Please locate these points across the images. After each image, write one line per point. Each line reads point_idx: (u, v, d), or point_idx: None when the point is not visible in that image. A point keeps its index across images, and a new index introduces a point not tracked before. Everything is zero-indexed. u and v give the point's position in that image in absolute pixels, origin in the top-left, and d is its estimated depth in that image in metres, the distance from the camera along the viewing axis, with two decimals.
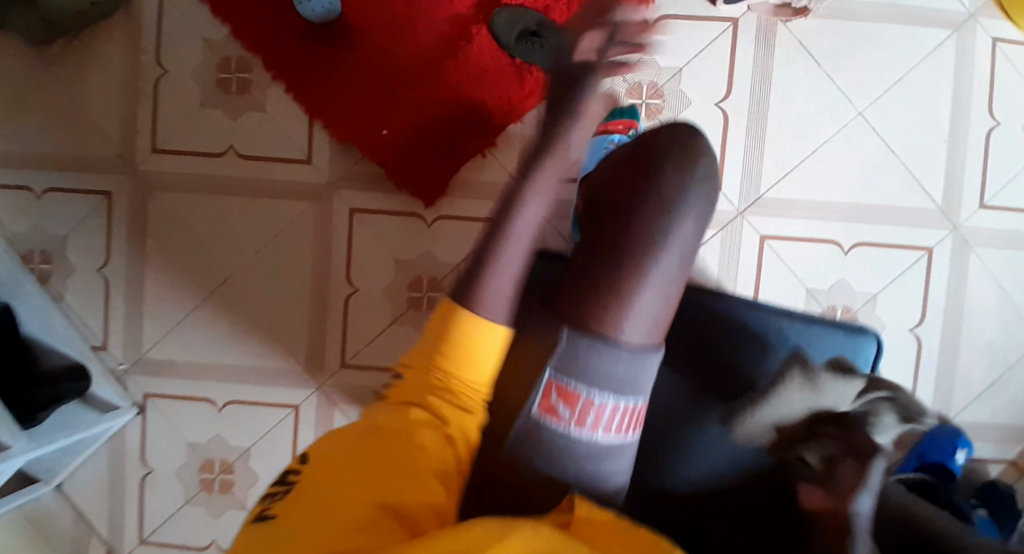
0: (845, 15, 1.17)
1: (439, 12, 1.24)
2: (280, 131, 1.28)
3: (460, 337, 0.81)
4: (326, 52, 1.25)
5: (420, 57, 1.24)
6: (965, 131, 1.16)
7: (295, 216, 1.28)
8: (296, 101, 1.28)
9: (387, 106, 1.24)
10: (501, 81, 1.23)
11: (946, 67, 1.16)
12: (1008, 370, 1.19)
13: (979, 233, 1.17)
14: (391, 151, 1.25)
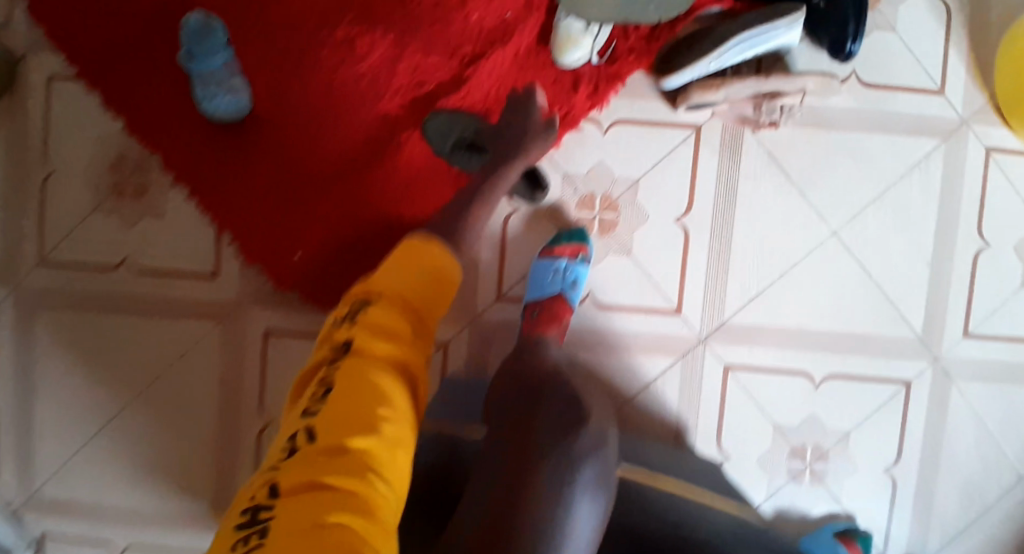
0: (823, 122, 1.04)
1: (364, 111, 1.10)
2: (183, 241, 1.13)
3: (423, 262, 0.86)
4: (234, 153, 1.10)
5: (342, 163, 1.10)
6: (951, 252, 1.05)
7: (202, 338, 1.13)
8: (202, 211, 1.12)
9: (303, 219, 1.10)
10: (432, 192, 1.10)
11: (933, 180, 1.04)
12: (991, 513, 1.08)
13: (962, 365, 1.06)
14: (308, 269, 1.11)
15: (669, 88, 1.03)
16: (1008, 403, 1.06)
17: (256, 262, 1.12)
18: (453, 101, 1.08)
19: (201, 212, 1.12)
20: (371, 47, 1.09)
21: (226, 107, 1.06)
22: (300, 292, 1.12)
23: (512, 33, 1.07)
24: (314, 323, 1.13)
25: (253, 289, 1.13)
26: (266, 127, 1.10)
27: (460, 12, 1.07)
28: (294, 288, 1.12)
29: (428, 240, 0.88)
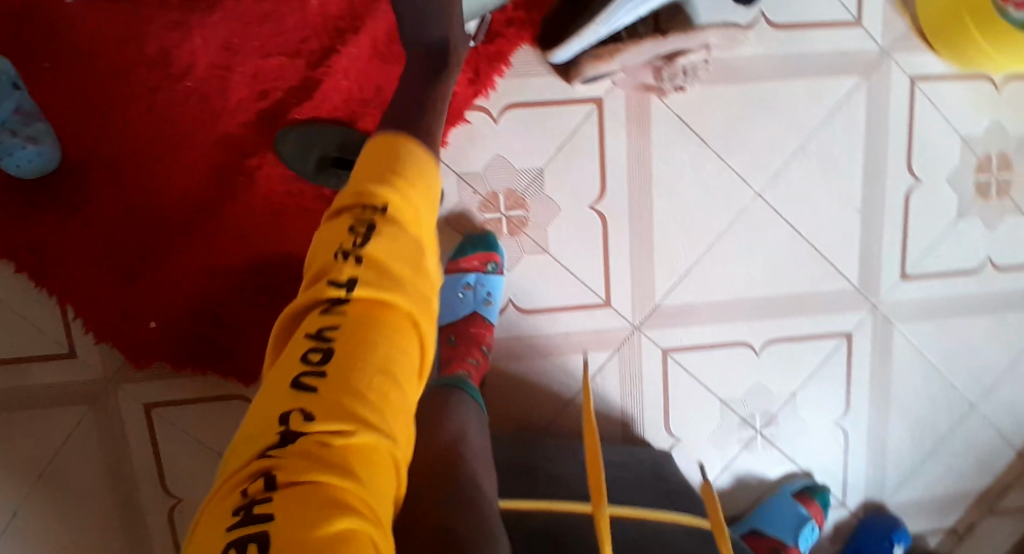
0: (734, 76, 0.94)
1: (205, 137, 0.91)
2: (28, 325, 0.95)
3: (428, 186, 0.64)
4: (55, 212, 0.90)
5: (193, 203, 0.92)
6: (883, 193, 0.98)
7: (79, 424, 0.99)
8: (37, 287, 0.94)
9: (158, 277, 0.93)
10: (305, 222, 0.94)
11: (856, 123, 0.96)
12: (943, 442, 1.07)
13: (902, 308, 1.01)
14: (174, 334, 0.95)
15: (558, 60, 0.88)
16: (951, 335, 1.03)
17: (106, 339, 0.95)
18: (309, 111, 0.91)
19: (37, 288, 0.94)
20: (196, 59, 0.89)
21: (35, 159, 0.87)
22: (166, 360, 0.96)
23: (364, 21, 0.90)
24: (199, 390, 1.00)
25: (121, 362, 0.98)
26: (88, 176, 0.90)
27: (297, 0, 0.89)
28: (157, 361, 0.96)
29: (429, 162, 0.65)
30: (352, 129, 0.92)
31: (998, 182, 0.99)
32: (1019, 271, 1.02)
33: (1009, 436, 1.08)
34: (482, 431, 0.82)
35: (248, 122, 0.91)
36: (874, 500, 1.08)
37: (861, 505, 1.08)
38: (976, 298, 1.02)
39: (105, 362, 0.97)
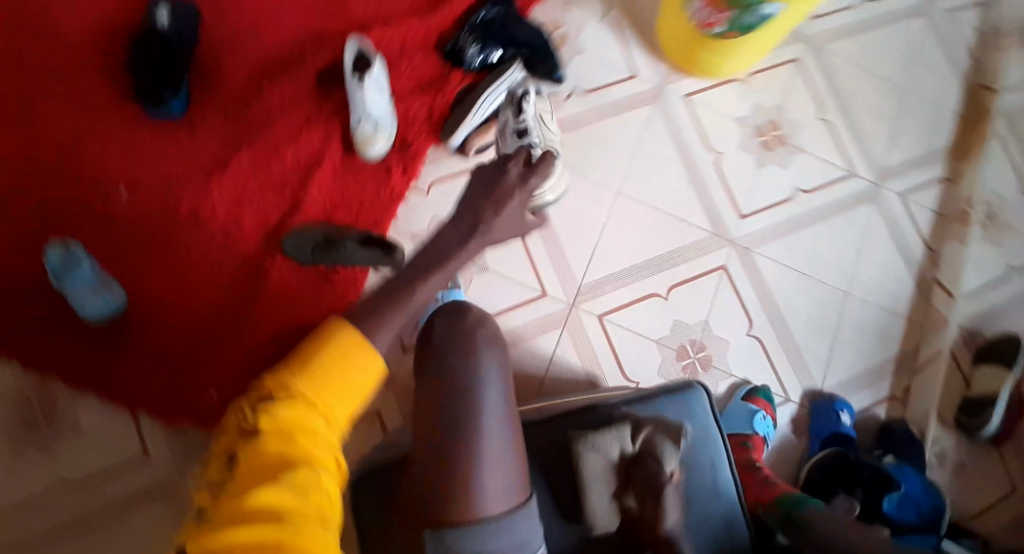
0: (570, 126, 1.36)
1: (226, 261, 1.29)
2: (106, 440, 1.25)
3: (342, 358, 0.75)
4: (123, 343, 1.26)
5: (223, 307, 1.28)
6: (697, 165, 1.36)
7: (153, 512, 1.24)
8: (111, 404, 1.26)
9: (206, 366, 1.26)
10: (312, 292, 1.29)
11: (661, 129, 1.37)
12: (840, 330, 1.34)
13: (753, 238, 1.35)
14: (224, 403, 1.25)
15: (456, 144, 1.33)
16: (801, 248, 1.35)
17: (180, 421, 1.25)
18: (298, 219, 1.30)
19: (112, 404, 1.26)
20: (210, 210, 1.30)
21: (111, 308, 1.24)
22: (224, 425, 1.26)
23: (325, 156, 1.32)
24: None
25: (183, 450, 1.26)
26: (151, 311, 1.27)
27: (269, 156, 1.32)
28: (218, 423, 1.26)
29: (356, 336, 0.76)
30: (328, 224, 1.29)
31: (775, 138, 1.38)
32: (825, 189, 1.37)
33: (891, 309, 1.34)
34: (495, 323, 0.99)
35: (257, 245, 1.30)
36: (812, 389, 1.32)
37: (805, 396, 1.32)
38: (807, 216, 1.36)
39: (169, 451, 1.26)
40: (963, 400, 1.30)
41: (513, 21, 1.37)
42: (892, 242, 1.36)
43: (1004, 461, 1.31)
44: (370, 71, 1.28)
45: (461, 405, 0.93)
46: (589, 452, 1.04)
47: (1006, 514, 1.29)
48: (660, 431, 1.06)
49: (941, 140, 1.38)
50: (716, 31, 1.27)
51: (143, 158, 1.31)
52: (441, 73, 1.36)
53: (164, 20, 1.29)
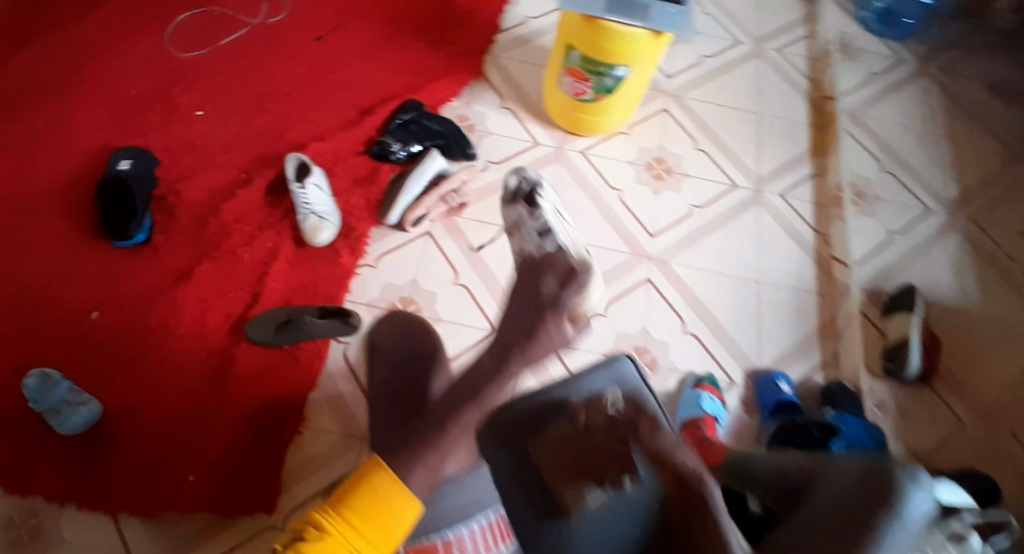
0: (490, 190, 1.56)
1: (197, 357, 1.41)
2: (89, 547, 1.30)
3: (385, 508, 0.92)
4: (103, 448, 1.34)
5: (196, 399, 1.38)
6: (607, 203, 1.56)
7: None
8: (91, 513, 1.31)
9: (183, 456, 1.34)
10: (279, 372, 1.41)
11: (568, 179, 1.57)
12: (763, 313, 1.48)
13: (668, 252, 1.53)
14: (202, 487, 1.32)
15: (393, 222, 1.50)
16: (710, 251, 1.53)
17: (163, 509, 1.31)
18: (261, 308, 1.44)
19: (93, 512, 1.31)
20: (179, 317, 1.43)
21: (83, 419, 1.33)
22: (206, 508, 1.32)
23: (279, 252, 1.47)
24: (234, 536, 1.32)
25: (165, 547, 1.31)
26: (130, 414, 1.36)
27: (227, 260, 1.46)
28: (199, 510, 1.32)
29: (393, 476, 0.93)
30: (288, 306, 1.44)
31: (664, 170, 1.60)
32: (715, 202, 1.57)
33: (801, 287, 1.50)
34: None
35: (226, 338, 1.42)
36: (753, 368, 1.44)
37: (747, 377, 1.43)
38: (706, 225, 1.55)
39: (151, 550, 1.30)
40: (883, 349, 1.40)
41: (427, 116, 1.57)
42: (787, 234, 1.55)
43: (944, 400, 1.36)
44: (310, 175, 1.46)
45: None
46: (553, 435, 1.05)
47: (963, 449, 1.32)
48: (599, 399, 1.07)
49: (801, 143, 1.64)
50: (588, 96, 1.51)
51: (112, 282, 1.44)
52: (373, 169, 1.54)
53: (125, 165, 1.49)
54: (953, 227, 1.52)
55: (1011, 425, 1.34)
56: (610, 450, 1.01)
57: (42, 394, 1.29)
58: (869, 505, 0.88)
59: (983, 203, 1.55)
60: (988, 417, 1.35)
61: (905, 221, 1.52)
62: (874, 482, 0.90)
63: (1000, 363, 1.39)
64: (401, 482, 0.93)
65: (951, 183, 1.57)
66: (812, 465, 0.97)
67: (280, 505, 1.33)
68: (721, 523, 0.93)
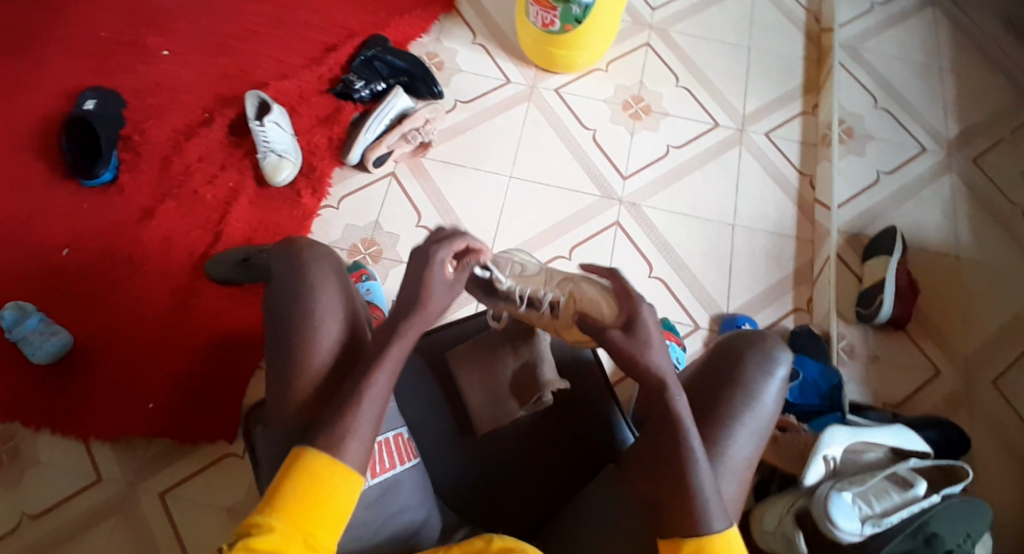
0: (456, 132, 1.51)
1: (159, 292, 1.44)
2: (63, 467, 1.38)
3: (324, 479, 0.87)
4: (72, 378, 1.40)
5: (155, 333, 1.42)
6: (578, 142, 1.50)
7: (109, 530, 1.35)
8: (63, 437, 1.39)
9: (145, 386, 1.40)
10: (240, 308, 1.45)
11: (539, 119, 1.51)
12: (732, 259, 1.44)
13: (639, 195, 1.47)
14: (161, 416, 1.39)
15: (354, 160, 1.47)
16: (681, 193, 1.47)
17: (128, 433, 1.39)
18: (221, 247, 1.45)
19: (65, 437, 1.39)
20: (146, 253, 1.45)
21: (52, 349, 1.37)
22: (166, 433, 1.39)
23: (241, 191, 1.48)
24: (198, 460, 1.40)
25: (132, 473, 1.39)
26: (97, 348, 1.42)
27: (193, 199, 1.48)
28: (163, 436, 1.39)
29: (326, 458, 0.87)
30: (249, 244, 1.44)
31: (643, 108, 1.53)
32: (694, 142, 1.50)
33: (771, 232, 1.46)
34: (330, 255, 1.04)
35: (187, 275, 1.45)
36: (718, 311, 1.40)
37: (713, 320, 1.40)
38: (680, 168, 1.48)
39: (119, 475, 1.38)
40: (858, 296, 1.42)
41: (390, 51, 1.53)
42: (770, 175, 1.49)
43: (922, 349, 1.40)
44: (268, 113, 1.44)
45: (302, 309, 0.99)
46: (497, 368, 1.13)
47: (934, 397, 1.36)
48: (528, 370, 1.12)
49: (793, 79, 1.57)
50: (556, 27, 1.44)
51: (79, 217, 1.46)
52: (336, 108, 1.52)
53: (90, 104, 1.48)
54: (949, 168, 1.50)
55: (987, 374, 1.38)
56: (542, 383, 1.11)
57: (18, 324, 1.36)
58: (721, 385, 1.00)
59: (982, 142, 1.52)
60: (962, 363, 1.39)
61: (897, 160, 1.50)
62: (728, 367, 1.01)
63: (982, 312, 1.42)
64: (338, 461, 0.87)
65: (951, 121, 1.54)
66: (698, 370, 1.03)
67: (239, 436, 1.41)
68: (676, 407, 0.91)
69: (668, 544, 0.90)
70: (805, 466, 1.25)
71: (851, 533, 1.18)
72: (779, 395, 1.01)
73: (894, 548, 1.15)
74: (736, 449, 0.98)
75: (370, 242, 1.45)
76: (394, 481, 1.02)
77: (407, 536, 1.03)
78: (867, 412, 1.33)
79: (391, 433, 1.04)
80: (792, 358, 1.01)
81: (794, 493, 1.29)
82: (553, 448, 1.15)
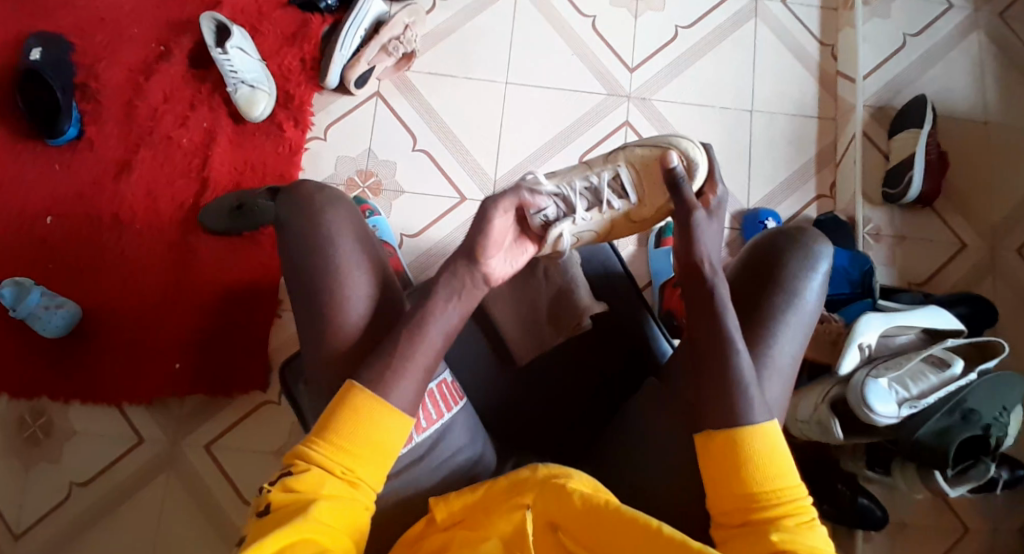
0: (441, 36, 1.37)
1: (156, 250, 1.37)
2: (103, 435, 1.36)
3: (366, 416, 0.87)
4: (87, 347, 1.36)
5: (163, 291, 1.37)
6: (576, 35, 1.37)
7: (161, 491, 1.34)
8: (94, 407, 1.37)
9: (167, 348, 1.37)
10: (243, 256, 1.39)
11: (532, 12, 1.38)
12: (752, 149, 1.35)
13: (648, 89, 1.36)
14: (188, 374, 1.36)
15: (333, 84, 1.35)
16: (693, 80, 1.36)
17: (158, 396, 1.36)
18: (210, 195, 1.37)
19: (94, 405, 1.36)
20: (131, 209, 1.37)
21: (62, 319, 1.31)
22: (196, 390, 1.36)
23: (217, 131, 1.37)
24: (234, 412, 1.37)
25: (175, 430, 1.36)
26: (106, 314, 1.36)
27: (170, 147, 1.38)
28: (194, 393, 1.36)
29: (371, 397, 0.87)
30: (239, 190, 1.35)
31: None
32: (705, 19, 1.38)
33: (791, 113, 1.36)
34: (340, 203, 0.99)
35: (181, 229, 1.38)
36: (741, 209, 1.34)
37: (734, 218, 1.34)
38: (692, 50, 1.37)
39: (161, 436, 1.36)
40: (885, 175, 1.35)
41: None
42: (788, 49, 1.38)
43: (946, 222, 1.35)
44: (230, 38, 1.29)
45: (326, 298, 0.94)
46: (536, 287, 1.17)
47: (961, 270, 1.33)
48: (566, 296, 1.15)
49: None
50: None
51: (54, 178, 1.37)
52: (302, 23, 1.38)
53: (36, 53, 1.35)
54: (977, 24, 1.39)
55: (1011, 243, 1.34)
56: (580, 309, 1.14)
57: (20, 300, 1.28)
58: (763, 287, 1.00)
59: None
60: (989, 231, 1.34)
61: (923, 21, 1.39)
62: (766, 267, 1.01)
63: (1013, 176, 1.35)
64: (382, 400, 0.87)
65: None
66: (734, 271, 1.05)
67: (271, 382, 1.38)
68: (732, 350, 0.91)
69: (703, 438, 0.90)
70: (840, 354, 1.24)
71: (888, 416, 1.18)
72: (822, 289, 1.01)
73: (931, 426, 1.18)
74: (780, 350, 0.98)
75: (366, 173, 1.35)
76: (445, 429, 1.01)
77: (467, 468, 1.02)
78: (899, 296, 1.30)
79: (437, 382, 1.01)
80: (832, 251, 1.01)
81: (828, 381, 1.29)
82: (591, 395, 1.16)
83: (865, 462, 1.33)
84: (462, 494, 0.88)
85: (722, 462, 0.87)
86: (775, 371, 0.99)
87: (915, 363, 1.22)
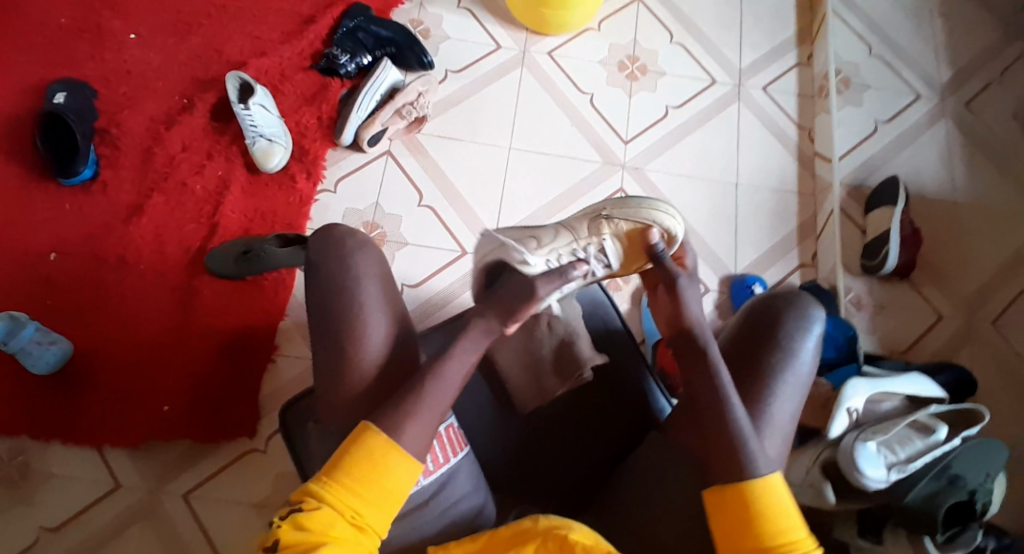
0: (450, 103, 1.48)
1: (157, 291, 1.39)
2: (79, 479, 1.31)
3: (381, 462, 0.86)
4: (75, 385, 1.34)
5: (160, 333, 1.37)
6: (576, 108, 1.49)
7: (135, 539, 1.28)
8: (73, 450, 1.32)
9: (157, 390, 1.34)
10: (244, 301, 1.40)
11: (535, 86, 1.50)
12: (738, 219, 1.44)
13: (640, 159, 1.46)
14: (176, 417, 1.33)
15: (348, 141, 1.43)
16: (682, 154, 1.47)
17: (142, 439, 1.32)
18: (217, 240, 1.40)
19: (75, 447, 1.32)
20: (138, 251, 1.40)
21: (50, 355, 1.29)
22: (182, 435, 1.33)
23: (230, 180, 1.43)
24: (217, 461, 1.34)
25: (155, 477, 1.32)
26: (99, 352, 1.35)
27: (183, 194, 1.43)
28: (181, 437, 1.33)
29: (388, 441, 0.87)
30: (248, 235, 1.39)
31: (638, 68, 1.53)
32: (694, 99, 1.51)
33: (773, 187, 1.47)
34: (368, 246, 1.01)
35: (185, 272, 1.40)
36: (729, 274, 1.40)
37: (723, 281, 1.40)
38: (682, 126, 1.49)
39: (140, 483, 1.31)
40: (862, 247, 1.44)
41: (373, 21, 1.50)
42: (768, 130, 1.51)
43: (923, 293, 1.43)
44: (253, 96, 1.38)
45: (344, 300, 0.97)
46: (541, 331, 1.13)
47: (941, 336, 1.39)
48: (568, 346, 1.12)
49: (786, 31, 1.60)
50: None
51: (66, 218, 1.40)
52: (322, 85, 1.48)
53: (59, 98, 1.42)
54: (943, 113, 1.54)
55: (987, 313, 1.41)
56: (582, 361, 1.11)
57: (14, 335, 1.24)
58: (760, 339, 1.04)
59: (970, 89, 1.57)
60: (965, 301, 1.42)
61: (893, 109, 1.54)
62: (761, 321, 1.05)
63: (983, 251, 1.45)
64: (398, 445, 0.87)
65: (943, 66, 1.58)
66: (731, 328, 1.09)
67: (260, 427, 1.36)
68: (726, 399, 0.95)
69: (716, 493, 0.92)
70: (829, 419, 1.27)
71: (877, 480, 1.18)
72: (816, 350, 1.04)
73: (920, 491, 1.17)
74: (778, 409, 1.02)
75: (374, 227, 1.40)
76: (449, 476, 0.99)
77: (469, 519, 1.00)
78: (881, 361, 1.35)
79: (444, 426, 0.99)
80: (824, 313, 1.05)
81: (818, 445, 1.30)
82: (591, 433, 1.15)
83: (855, 527, 1.25)
84: (463, 544, 0.89)
85: (740, 517, 0.90)
86: (773, 428, 1.02)
87: (900, 427, 1.23)
